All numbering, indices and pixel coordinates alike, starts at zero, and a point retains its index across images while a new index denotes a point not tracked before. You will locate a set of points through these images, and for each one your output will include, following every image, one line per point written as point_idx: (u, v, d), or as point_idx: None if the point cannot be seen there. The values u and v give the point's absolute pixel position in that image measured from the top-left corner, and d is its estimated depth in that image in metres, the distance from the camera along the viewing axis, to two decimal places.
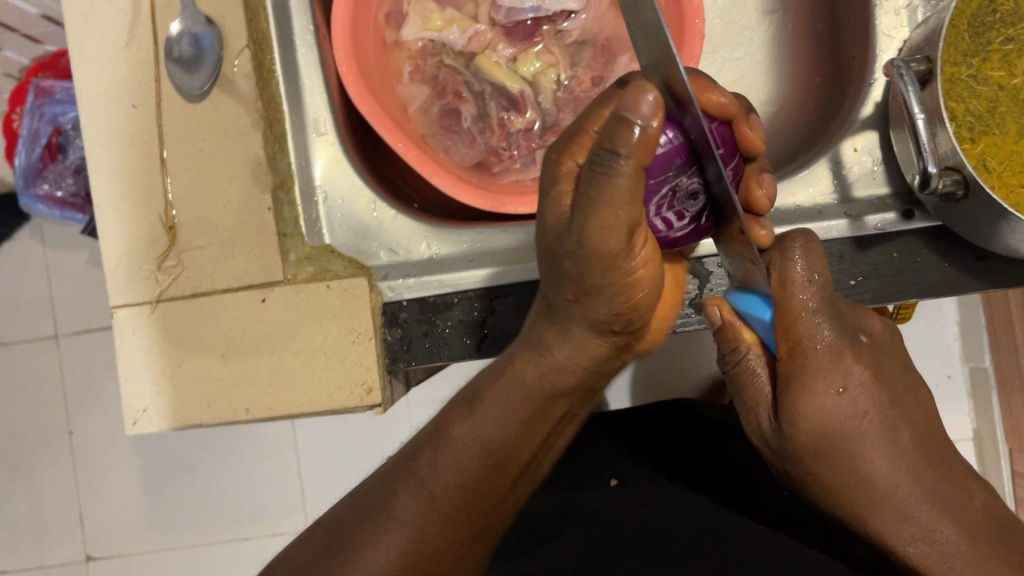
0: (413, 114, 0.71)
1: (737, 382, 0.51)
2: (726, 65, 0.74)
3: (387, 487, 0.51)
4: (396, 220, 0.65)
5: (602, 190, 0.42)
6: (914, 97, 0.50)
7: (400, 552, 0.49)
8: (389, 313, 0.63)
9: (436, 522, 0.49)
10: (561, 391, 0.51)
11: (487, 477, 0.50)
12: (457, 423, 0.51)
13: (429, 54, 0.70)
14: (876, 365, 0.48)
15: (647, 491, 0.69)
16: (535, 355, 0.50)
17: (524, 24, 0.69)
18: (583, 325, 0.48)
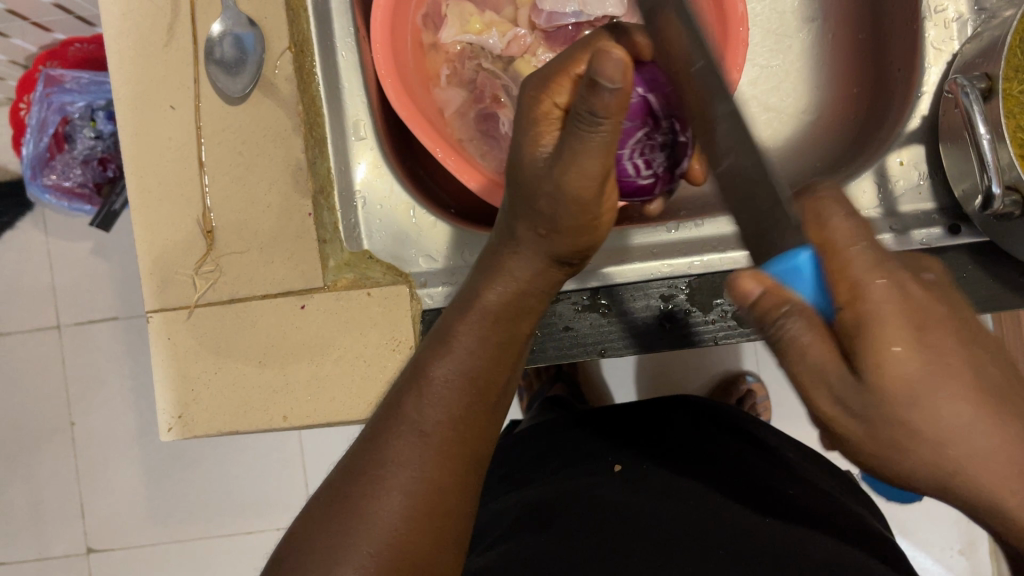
0: (450, 118, 0.70)
1: (789, 361, 0.36)
2: (763, 72, 0.74)
3: (371, 440, 0.45)
4: (435, 226, 0.64)
5: (577, 146, 0.44)
6: (977, 112, 0.51)
7: (405, 502, 0.42)
8: (428, 321, 0.61)
9: (438, 459, 0.44)
10: (527, 312, 0.51)
11: (474, 403, 0.46)
12: (432, 359, 0.47)
13: (467, 58, 0.69)
14: (947, 303, 0.36)
15: (660, 480, 0.65)
16: (500, 280, 0.50)
17: (566, 29, 0.68)
18: (538, 242, 0.50)
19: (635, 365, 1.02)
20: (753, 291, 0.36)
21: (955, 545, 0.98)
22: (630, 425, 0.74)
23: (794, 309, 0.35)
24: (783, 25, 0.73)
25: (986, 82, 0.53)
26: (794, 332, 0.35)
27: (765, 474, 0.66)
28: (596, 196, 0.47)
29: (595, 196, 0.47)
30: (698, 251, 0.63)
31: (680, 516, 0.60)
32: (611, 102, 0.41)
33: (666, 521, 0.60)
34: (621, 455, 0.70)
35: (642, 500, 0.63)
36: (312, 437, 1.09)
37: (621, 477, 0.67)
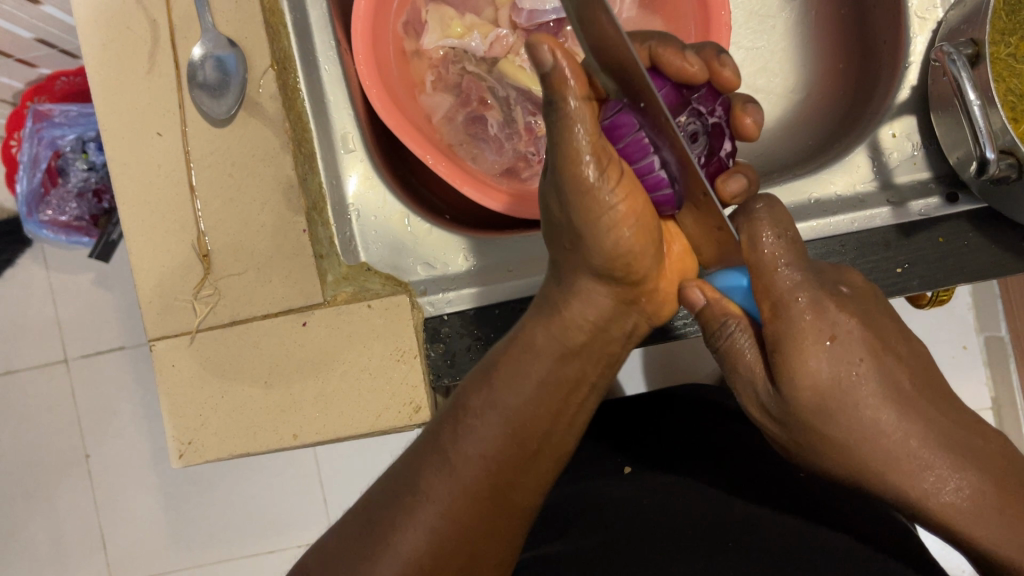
0: (439, 124, 0.69)
1: (725, 360, 0.47)
2: (749, 53, 0.73)
3: (410, 467, 0.50)
4: (431, 233, 0.65)
5: (562, 140, 0.44)
6: (967, 81, 0.50)
7: (430, 533, 0.47)
8: (431, 329, 0.62)
9: (464, 497, 0.48)
10: (573, 351, 0.52)
11: (512, 446, 0.49)
12: (476, 398, 0.50)
13: (451, 62, 0.69)
14: (863, 314, 0.44)
15: (672, 480, 0.65)
16: (546, 318, 0.52)
17: (547, 26, 0.68)
18: (585, 273, 0.50)
19: (643, 357, 1.01)
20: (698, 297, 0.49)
21: None
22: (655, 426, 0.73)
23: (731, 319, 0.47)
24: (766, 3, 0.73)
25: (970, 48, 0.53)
26: (738, 337, 0.46)
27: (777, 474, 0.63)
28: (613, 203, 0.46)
29: (604, 195, 0.45)
30: None
31: (681, 518, 0.59)
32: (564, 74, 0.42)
33: (661, 518, 0.59)
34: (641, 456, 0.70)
35: (648, 497, 0.63)
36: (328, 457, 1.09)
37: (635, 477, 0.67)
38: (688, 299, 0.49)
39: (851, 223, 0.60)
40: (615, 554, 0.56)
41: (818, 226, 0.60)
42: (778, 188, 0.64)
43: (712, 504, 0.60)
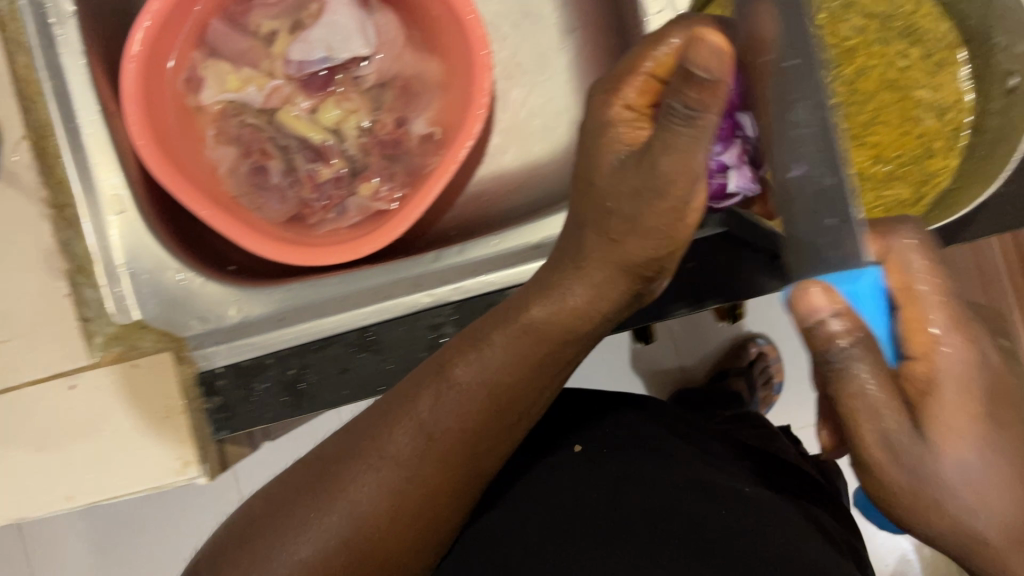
0: (223, 175, 0.70)
1: (846, 412, 0.40)
2: (537, 88, 0.75)
3: (350, 449, 0.51)
4: (205, 285, 0.65)
5: (664, 138, 0.40)
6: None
7: (348, 517, 0.49)
8: (205, 381, 0.64)
9: (414, 481, 0.50)
10: (573, 335, 0.49)
11: (492, 418, 0.50)
12: (460, 364, 0.50)
13: (230, 115, 0.70)
14: (1019, 382, 0.41)
15: (617, 472, 0.65)
16: (548, 299, 0.48)
17: (318, 74, 0.69)
18: (610, 270, 0.47)
19: None
20: (821, 302, 0.39)
21: None
22: (609, 433, 0.70)
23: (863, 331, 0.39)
24: (546, 40, 0.75)
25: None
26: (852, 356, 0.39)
27: (731, 491, 0.63)
28: (670, 204, 0.44)
29: (650, 205, 0.44)
30: (492, 268, 0.64)
31: (595, 508, 0.63)
32: (706, 83, 0.37)
33: (608, 517, 0.62)
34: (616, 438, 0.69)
35: (638, 492, 0.63)
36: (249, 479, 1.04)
37: (580, 456, 0.68)
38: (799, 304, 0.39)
39: None
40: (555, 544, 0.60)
41: None
42: (536, 224, 0.65)
43: (642, 518, 0.61)
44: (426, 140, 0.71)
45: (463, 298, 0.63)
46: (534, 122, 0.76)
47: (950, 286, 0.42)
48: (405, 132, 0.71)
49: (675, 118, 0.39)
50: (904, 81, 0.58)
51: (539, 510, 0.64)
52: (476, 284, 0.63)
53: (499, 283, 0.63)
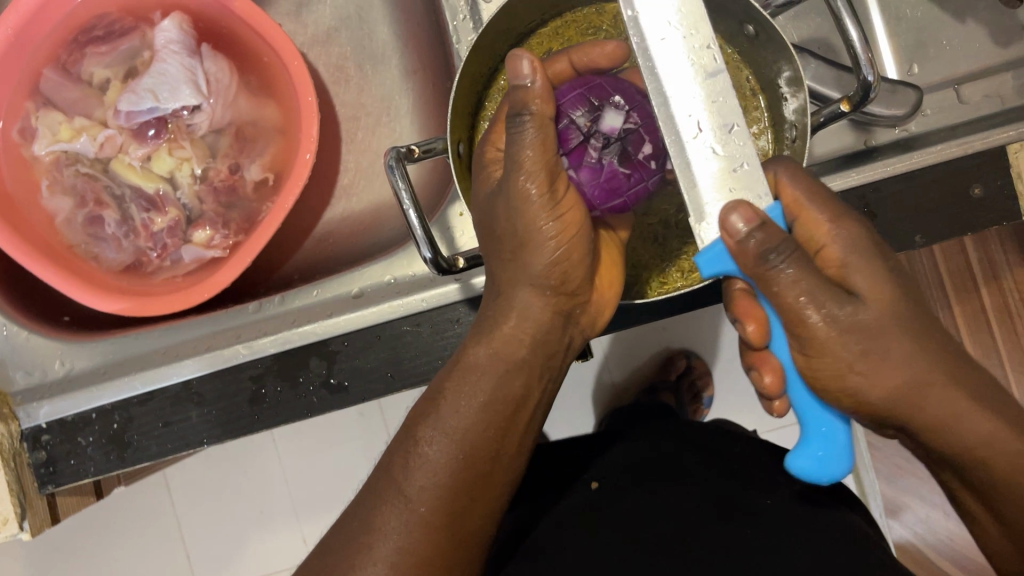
0: (61, 225, 0.69)
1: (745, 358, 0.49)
2: (382, 127, 0.75)
3: (373, 496, 0.48)
4: (30, 340, 0.65)
5: (516, 161, 0.45)
6: (404, 192, 0.50)
7: (387, 572, 0.45)
8: (29, 437, 0.64)
9: (419, 530, 0.46)
10: (517, 368, 0.48)
11: (460, 472, 0.47)
12: (425, 427, 0.47)
13: (64, 165, 0.69)
14: (862, 333, 0.43)
15: (623, 512, 0.66)
16: (482, 338, 0.48)
17: (148, 122, 0.69)
18: (523, 292, 0.47)
19: None
20: (740, 226, 0.41)
21: None
22: (618, 463, 0.72)
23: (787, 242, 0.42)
24: (389, 80, 0.75)
25: (438, 142, 0.53)
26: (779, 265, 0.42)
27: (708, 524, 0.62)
28: (555, 216, 0.46)
29: (541, 224, 0.46)
30: (323, 314, 0.64)
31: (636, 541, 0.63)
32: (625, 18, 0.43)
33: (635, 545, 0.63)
34: (606, 473, 0.71)
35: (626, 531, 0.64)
36: (181, 491, 1.00)
37: (597, 493, 0.68)
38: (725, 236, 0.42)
39: (421, 302, 0.62)
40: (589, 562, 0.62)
41: (389, 308, 0.63)
42: (353, 273, 0.66)
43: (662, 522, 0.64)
44: (261, 185, 0.72)
45: (279, 349, 0.63)
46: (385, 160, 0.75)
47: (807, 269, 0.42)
48: (240, 178, 0.72)
49: (520, 129, 0.45)
50: None
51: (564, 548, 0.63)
52: (294, 334, 0.63)
53: (319, 331, 0.63)
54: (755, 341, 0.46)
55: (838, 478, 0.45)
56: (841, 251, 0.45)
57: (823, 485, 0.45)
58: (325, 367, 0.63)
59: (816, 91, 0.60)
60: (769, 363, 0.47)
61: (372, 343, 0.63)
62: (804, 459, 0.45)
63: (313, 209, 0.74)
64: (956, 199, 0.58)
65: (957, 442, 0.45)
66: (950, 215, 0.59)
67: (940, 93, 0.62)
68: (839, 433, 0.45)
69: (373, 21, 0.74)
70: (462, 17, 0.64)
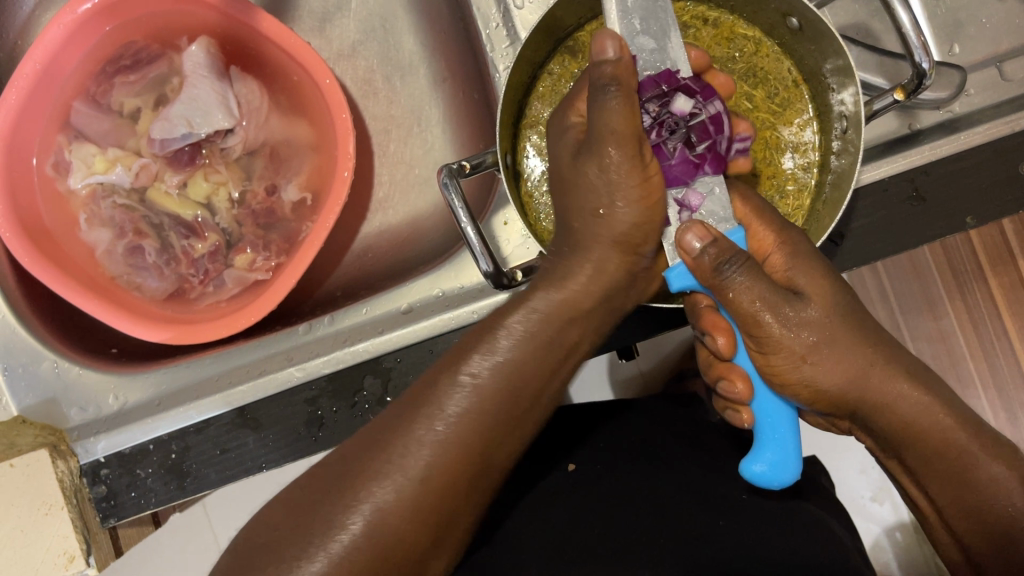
0: (100, 258, 0.68)
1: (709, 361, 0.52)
2: (413, 138, 0.74)
3: (399, 416, 0.44)
4: (81, 375, 0.64)
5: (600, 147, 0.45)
6: (461, 208, 0.50)
7: (410, 488, 0.41)
8: (89, 473, 0.64)
9: (453, 450, 0.42)
10: (575, 317, 0.48)
11: (503, 405, 0.44)
12: (477, 353, 0.45)
13: (101, 198, 0.69)
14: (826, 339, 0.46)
15: (627, 487, 0.61)
16: (552, 286, 0.48)
17: (183, 150, 0.69)
18: (605, 243, 0.48)
19: None
20: (695, 243, 0.45)
21: (864, 494, 1.00)
22: (621, 439, 0.68)
23: (740, 253, 0.44)
24: (417, 90, 0.74)
25: (486, 156, 0.53)
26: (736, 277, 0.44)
27: (724, 486, 0.61)
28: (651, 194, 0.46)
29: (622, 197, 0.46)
30: (379, 331, 0.64)
31: (635, 516, 0.58)
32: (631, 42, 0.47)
33: (644, 507, 0.59)
34: (597, 458, 0.65)
35: (625, 504, 0.60)
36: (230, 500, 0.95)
37: (588, 478, 0.63)
38: (685, 250, 0.45)
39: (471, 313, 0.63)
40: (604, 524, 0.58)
41: (439, 321, 0.63)
42: (401, 289, 0.66)
43: (657, 497, 0.60)
44: (299, 206, 0.72)
45: (335, 369, 0.63)
46: (417, 171, 0.74)
47: (759, 282, 0.45)
48: (277, 200, 0.72)
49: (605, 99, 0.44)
50: (757, 85, 0.57)
51: (563, 524, 0.58)
52: (346, 354, 0.63)
53: (374, 349, 0.63)
54: (724, 353, 0.48)
55: (790, 480, 0.46)
56: (785, 259, 0.48)
57: (774, 489, 0.47)
58: (379, 384, 0.63)
59: (862, 79, 0.59)
60: (736, 371, 0.49)
61: (425, 357, 0.63)
62: (759, 464, 0.46)
63: (349, 225, 0.74)
64: (1006, 177, 0.58)
65: (894, 418, 0.47)
66: (1004, 194, 0.58)
67: (984, 72, 0.61)
68: (790, 440, 0.47)
69: (398, 32, 0.74)
70: (494, 25, 0.65)
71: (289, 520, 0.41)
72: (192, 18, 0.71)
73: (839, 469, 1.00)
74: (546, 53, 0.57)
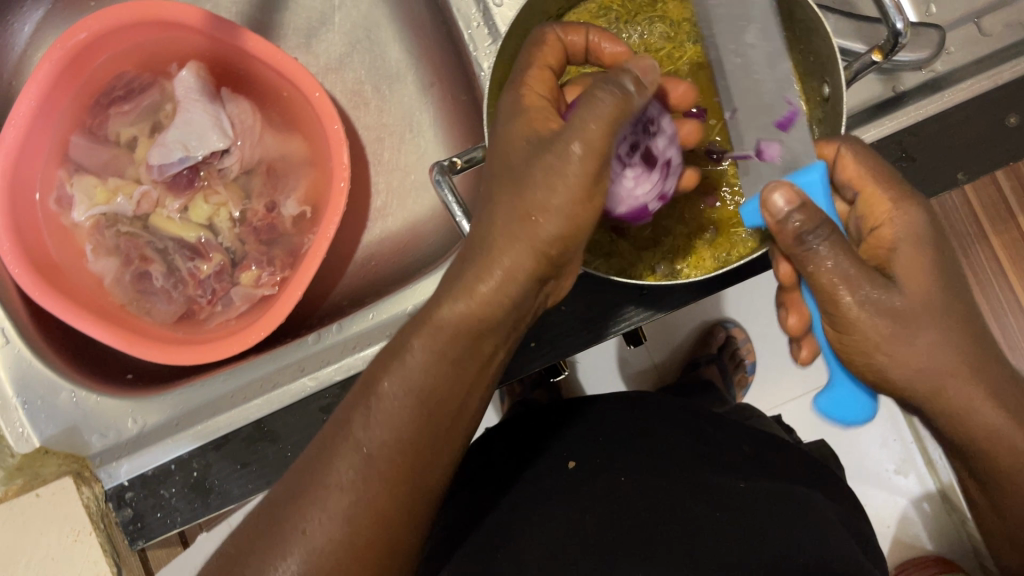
0: (109, 287, 0.69)
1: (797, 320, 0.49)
2: (405, 145, 0.75)
3: (326, 447, 0.44)
4: (100, 402, 0.65)
5: (553, 166, 0.42)
6: (454, 203, 0.51)
7: (346, 524, 0.42)
8: (115, 496, 0.65)
9: (380, 480, 0.43)
10: (483, 334, 0.45)
11: (424, 427, 0.44)
12: (387, 376, 0.44)
13: (105, 228, 0.70)
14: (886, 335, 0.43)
15: (610, 483, 0.61)
16: (459, 297, 0.44)
17: (182, 173, 0.71)
18: (518, 249, 0.44)
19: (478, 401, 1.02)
20: (781, 203, 0.43)
21: (889, 467, 1.00)
22: (617, 440, 0.65)
23: (823, 227, 0.43)
24: (406, 98, 0.75)
25: (476, 152, 0.54)
26: (819, 246, 0.43)
27: (708, 476, 0.61)
28: (597, 212, 0.44)
29: (554, 206, 0.43)
30: (381, 336, 0.66)
31: (611, 517, 0.59)
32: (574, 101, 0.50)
33: (624, 513, 0.59)
34: (578, 449, 0.65)
35: (600, 497, 0.60)
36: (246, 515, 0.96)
37: (575, 474, 0.63)
38: (771, 211, 0.44)
39: None
40: (593, 546, 0.57)
41: None
42: (405, 292, 0.67)
43: (645, 496, 0.60)
44: (299, 219, 0.73)
45: (346, 375, 0.65)
46: (412, 176, 0.75)
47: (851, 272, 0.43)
48: (277, 215, 0.73)
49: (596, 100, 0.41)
50: None
51: (548, 530, 0.59)
52: (357, 359, 0.65)
53: (384, 352, 0.65)
54: (787, 281, 0.49)
55: (861, 420, 0.47)
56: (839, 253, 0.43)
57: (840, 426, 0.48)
58: None
59: (841, 46, 0.60)
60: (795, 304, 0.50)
61: None
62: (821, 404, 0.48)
63: (350, 235, 0.75)
64: (993, 130, 0.59)
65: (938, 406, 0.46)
66: (989, 146, 0.59)
67: (962, 30, 0.62)
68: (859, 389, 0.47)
69: (383, 42, 0.75)
70: (476, 25, 0.65)
71: (255, 536, 0.43)
72: (180, 44, 0.72)
73: (861, 440, 1.00)
74: (527, 48, 0.58)
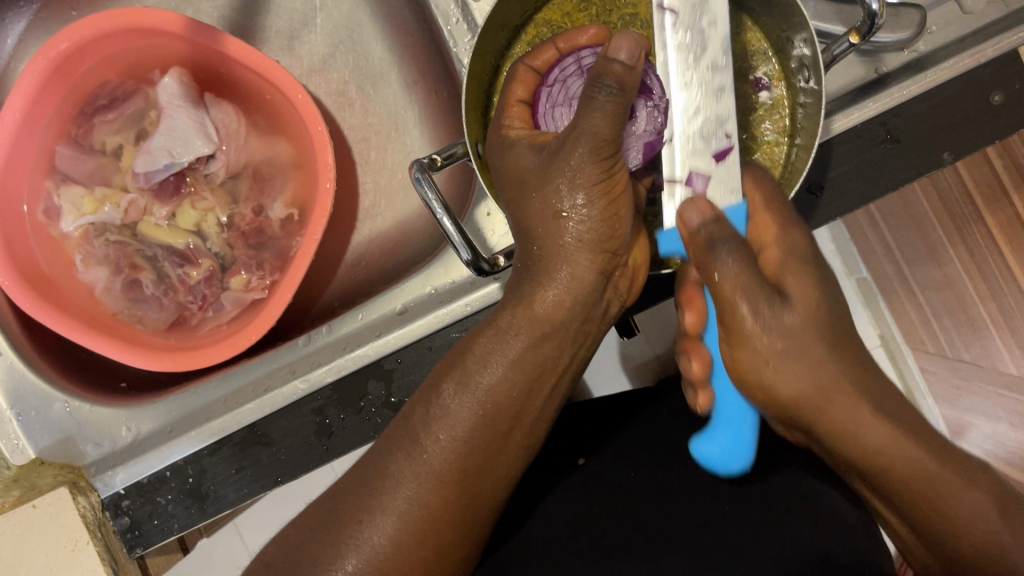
0: (100, 296, 0.69)
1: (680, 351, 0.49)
2: (391, 145, 0.75)
3: (382, 454, 0.47)
4: (93, 411, 0.65)
5: (572, 169, 0.45)
6: (435, 200, 0.51)
7: (397, 523, 0.44)
8: (111, 505, 0.65)
9: (432, 482, 0.45)
10: (545, 336, 0.47)
11: (481, 430, 0.46)
12: (450, 382, 0.47)
13: (94, 237, 0.69)
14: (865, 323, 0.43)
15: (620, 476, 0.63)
16: (522, 305, 0.47)
17: (167, 179, 0.71)
18: (565, 248, 0.46)
19: None
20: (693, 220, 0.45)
21: None
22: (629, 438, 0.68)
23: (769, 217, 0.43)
24: (390, 97, 0.75)
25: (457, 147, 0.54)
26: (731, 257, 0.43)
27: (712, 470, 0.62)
28: (624, 207, 0.46)
29: (583, 198, 0.45)
30: (372, 336, 0.65)
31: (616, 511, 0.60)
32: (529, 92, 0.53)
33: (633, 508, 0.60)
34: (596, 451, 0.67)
35: (611, 496, 0.61)
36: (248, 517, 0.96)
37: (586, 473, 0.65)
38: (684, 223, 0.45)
39: (466, 305, 0.64)
40: (597, 538, 0.58)
41: (436, 317, 0.64)
42: (396, 291, 0.67)
43: (648, 491, 0.61)
44: (287, 221, 0.73)
45: (337, 376, 0.64)
46: (401, 175, 0.75)
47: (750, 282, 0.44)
48: (265, 219, 0.73)
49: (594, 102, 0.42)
50: None
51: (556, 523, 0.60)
52: (348, 359, 0.64)
53: (372, 353, 0.64)
54: (692, 329, 0.48)
55: (736, 470, 0.46)
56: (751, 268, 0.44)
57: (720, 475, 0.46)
58: (384, 386, 0.64)
59: (820, 29, 0.60)
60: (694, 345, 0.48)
61: (424, 355, 0.64)
62: (710, 446, 0.46)
63: (340, 236, 0.75)
64: (978, 108, 0.59)
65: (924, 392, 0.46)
66: (973, 125, 0.59)
67: (943, 8, 0.61)
68: (745, 427, 0.46)
69: (365, 42, 0.75)
70: (455, 20, 0.65)
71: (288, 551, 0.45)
72: (162, 50, 0.72)
73: None
74: (505, 42, 0.57)
